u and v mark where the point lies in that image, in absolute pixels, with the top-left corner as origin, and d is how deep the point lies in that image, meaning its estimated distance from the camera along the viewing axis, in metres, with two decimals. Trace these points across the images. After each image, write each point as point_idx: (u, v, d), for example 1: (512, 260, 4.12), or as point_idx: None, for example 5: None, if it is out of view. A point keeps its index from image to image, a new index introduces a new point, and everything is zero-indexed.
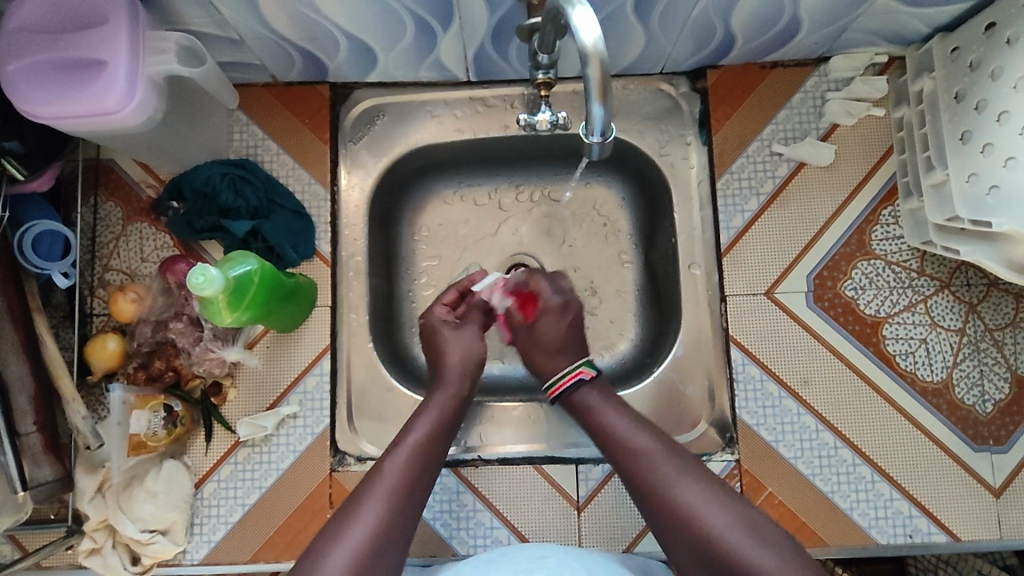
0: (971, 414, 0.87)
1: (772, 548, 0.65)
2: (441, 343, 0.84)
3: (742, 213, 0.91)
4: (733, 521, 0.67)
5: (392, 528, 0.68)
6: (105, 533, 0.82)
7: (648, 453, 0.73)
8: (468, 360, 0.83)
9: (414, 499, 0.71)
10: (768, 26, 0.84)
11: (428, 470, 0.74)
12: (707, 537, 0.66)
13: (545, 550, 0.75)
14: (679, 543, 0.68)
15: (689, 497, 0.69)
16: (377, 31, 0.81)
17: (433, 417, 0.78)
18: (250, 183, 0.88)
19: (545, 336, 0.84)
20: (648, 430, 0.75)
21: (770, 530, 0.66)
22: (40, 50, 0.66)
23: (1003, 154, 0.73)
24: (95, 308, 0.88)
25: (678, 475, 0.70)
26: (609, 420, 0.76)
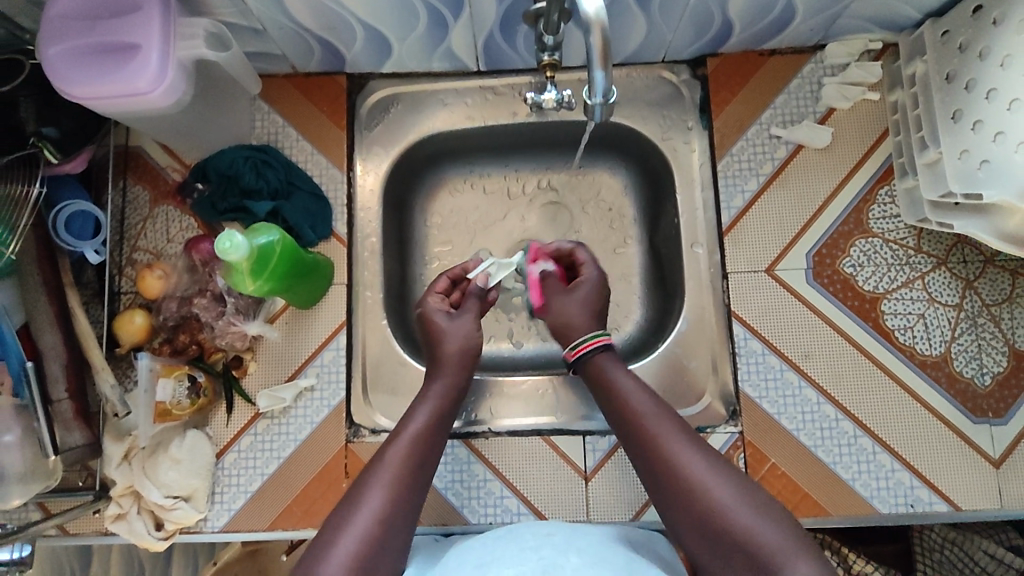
0: (969, 386, 0.89)
1: (770, 525, 0.66)
2: (442, 327, 0.85)
3: (742, 193, 0.94)
4: (738, 495, 0.68)
5: (399, 510, 0.70)
6: (131, 499, 0.86)
7: (654, 427, 0.74)
8: (466, 346, 0.84)
9: (417, 483, 0.73)
10: (765, 13, 0.88)
11: (431, 455, 0.76)
12: (712, 511, 0.67)
13: (551, 528, 0.76)
14: (683, 519, 0.69)
15: (696, 470, 0.70)
16: (392, 21, 0.85)
17: (434, 404, 0.79)
18: (272, 167, 0.92)
19: (579, 302, 0.86)
20: (656, 402, 0.77)
21: (770, 506, 0.68)
22: (80, 35, 0.71)
23: (992, 130, 0.76)
24: (124, 286, 0.92)
25: (684, 448, 0.72)
26: (621, 393, 0.78)
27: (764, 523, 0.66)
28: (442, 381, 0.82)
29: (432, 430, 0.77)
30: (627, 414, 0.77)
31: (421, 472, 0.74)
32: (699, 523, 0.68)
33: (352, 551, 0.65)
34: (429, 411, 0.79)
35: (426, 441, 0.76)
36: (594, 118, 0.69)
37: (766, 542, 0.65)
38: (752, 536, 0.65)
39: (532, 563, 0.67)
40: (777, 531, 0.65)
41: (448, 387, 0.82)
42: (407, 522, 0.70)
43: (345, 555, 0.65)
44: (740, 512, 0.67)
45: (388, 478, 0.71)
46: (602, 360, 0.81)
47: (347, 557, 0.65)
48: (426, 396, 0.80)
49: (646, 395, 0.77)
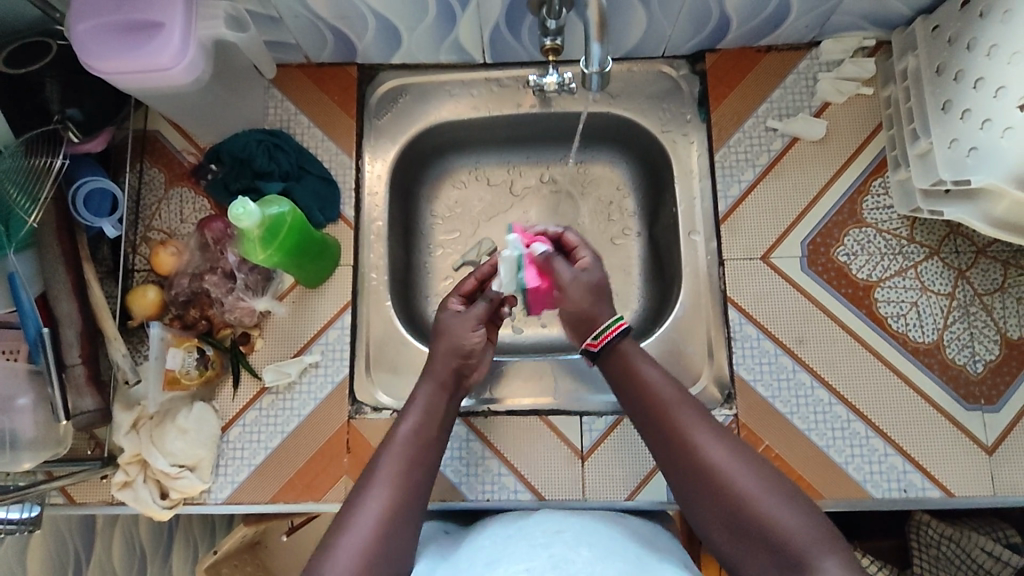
0: (962, 373, 0.90)
1: (795, 511, 0.67)
2: (441, 328, 0.85)
3: (739, 182, 0.96)
4: (759, 483, 0.69)
5: (403, 507, 0.71)
6: (137, 467, 0.88)
7: (677, 413, 0.74)
8: (454, 349, 0.83)
9: (419, 481, 0.74)
10: (761, 8, 0.91)
11: (430, 452, 0.77)
12: (735, 500, 0.68)
13: (560, 525, 0.77)
14: (706, 509, 0.70)
15: (719, 459, 0.70)
16: (403, 11, 0.89)
17: (431, 401, 0.80)
18: (283, 151, 0.96)
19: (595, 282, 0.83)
20: (678, 390, 0.76)
21: (793, 492, 0.69)
22: (107, 13, 0.75)
23: (980, 118, 0.78)
24: (138, 263, 0.96)
25: (707, 437, 0.72)
26: (645, 380, 0.77)
27: (787, 510, 0.67)
28: (434, 379, 0.82)
29: (425, 426, 0.78)
30: (648, 401, 0.76)
31: (423, 468, 0.75)
32: (722, 513, 0.69)
33: (361, 550, 0.67)
34: (423, 410, 0.79)
35: (424, 440, 0.77)
36: (591, 86, 0.75)
37: (790, 531, 0.65)
38: (776, 524, 0.66)
39: (542, 558, 0.68)
40: (799, 519, 0.66)
41: (441, 385, 0.82)
42: (410, 518, 0.71)
43: (355, 551, 0.66)
44: (763, 501, 0.67)
45: (391, 474, 0.73)
46: (626, 350, 0.80)
47: (356, 554, 0.66)
48: (417, 396, 0.81)
49: (670, 383, 0.77)
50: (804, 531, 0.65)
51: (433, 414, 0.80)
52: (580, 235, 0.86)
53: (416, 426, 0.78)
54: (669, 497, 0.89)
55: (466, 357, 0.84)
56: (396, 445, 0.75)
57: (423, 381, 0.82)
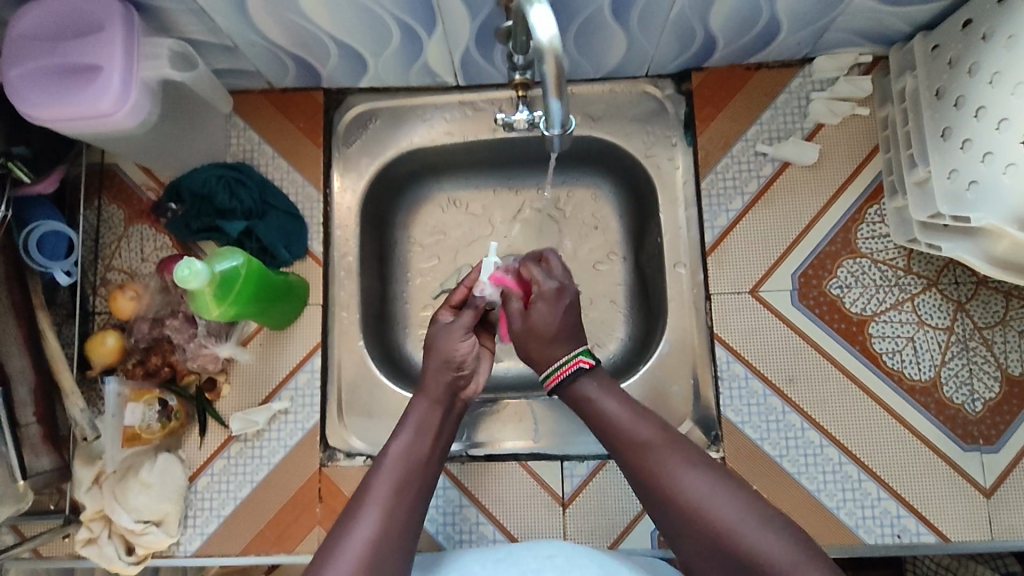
0: (959, 413, 0.86)
1: (778, 535, 0.63)
2: (432, 342, 0.79)
3: (726, 212, 0.92)
4: (738, 508, 0.65)
5: (395, 533, 0.67)
6: (101, 523, 0.85)
7: (647, 442, 0.71)
8: (446, 360, 0.78)
9: (415, 507, 0.70)
10: (748, 27, 0.85)
11: (423, 472, 0.73)
12: (713, 532, 0.64)
13: (552, 549, 0.75)
14: (687, 546, 0.66)
15: (694, 489, 0.66)
16: (365, 38, 0.83)
17: (421, 420, 0.76)
18: (245, 186, 0.91)
19: (539, 323, 0.78)
20: (647, 421, 0.72)
21: (776, 515, 0.65)
22: (40, 57, 0.70)
23: (981, 150, 0.73)
24: (97, 306, 0.91)
25: (679, 466, 0.68)
26: (608, 416, 0.73)
27: (770, 537, 0.63)
28: (428, 397, 0.77)
29: (417, 446, 0.74)
30: (618, 435, 0.72)
31: (415, 493, 0.71)
32: (701, 549, 0.65)
33: None
34: (417, 427, 0.75)
35: (416, 462, 0.73)
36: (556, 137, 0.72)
37: (771, 558, 0.61)
38: (756, 553, 0.62)
39: None
40: (782, 543, 0.62)
41: (436, 402, 0.77)
42: (403, 546, 0.67)
43: None
44: (741, 528, 0.63)
45: (381, 498, 0.69)
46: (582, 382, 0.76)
47: None
48: (411, 413, 0.77)
49: (635, 414, 0.73)
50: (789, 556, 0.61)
51: (429, 432, 0.75)
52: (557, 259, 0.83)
53: (409, 445, 0.74)
54: (652, 544, 0.86)
55: (458, 369, 0.78)
56: (386, 467, 0.72)
57: (417, 398, 0.78)
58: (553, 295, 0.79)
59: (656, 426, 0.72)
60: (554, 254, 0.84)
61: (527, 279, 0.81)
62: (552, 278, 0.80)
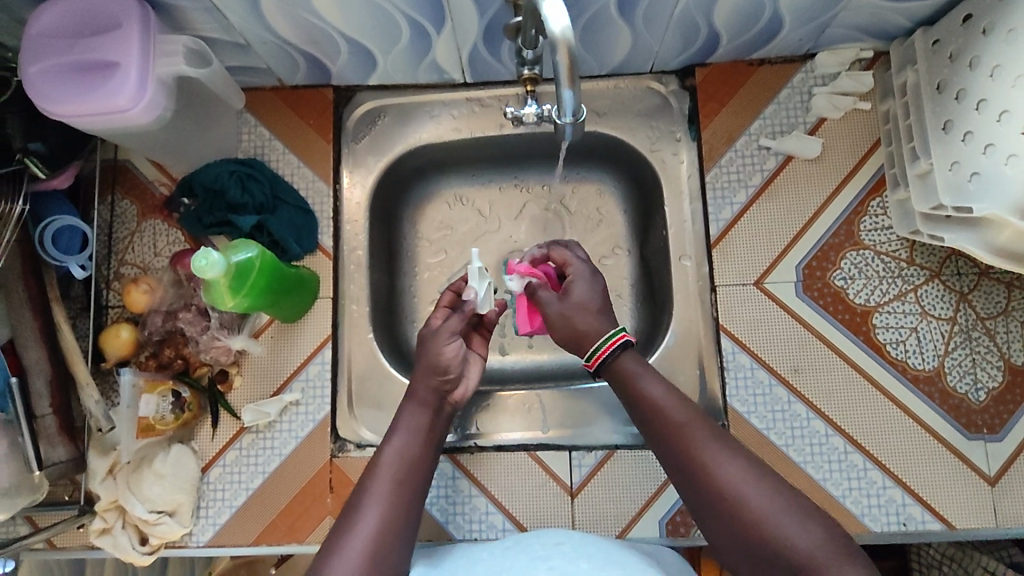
0: (964, 402, 0.87)
1: (812, 528, 0.63)
2: (422, 343, 0.80)
3: (731, 205, 0.93)
4: (774, 499, 0.65)
5: (395, 530, 0.68)
6: (116, 513, 0.86)
7: (686, 428, 0.70)
8: (432, 367, 0.78)
9: (414, 508, 0.71)
10: (751, 23, 0.87)
11: (418, 473, 0.73)
12: (749, 524, 0.64)
13: (559, 538, 0.75)
14: (720, 534, 0.66)
15: (731, 478, 0.66)
16: (375, 35, 0.85)
17: (414, 421, 0.76)
18: (257, 181, 0.92)
19: (582, 297, 0.80)
20: (687, 406, 0.72)
21: (809, 507, 0.65)
22: (59, 54, 0.71)
23: (983, 142, 0.74)
24: (111, 300, 0.93)
25: (717, 454, 0.68)
26: (650, 397, 0.73)
27: (804, 530, 0.63)
28: (419, 401, 0.77)
29: (412, 447, 0.74)
30: (657, 419, 0.72)
31: (413, 490, 0.72)
32: (736, 541, 0.65)
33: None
34: (410, 428, 0.75)
35: (412, 463, 0.73)
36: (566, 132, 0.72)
37: (805, 550, 0.62)
38: (793, 547, 0.62)
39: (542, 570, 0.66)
40: (817, 539, 0.62)
41: (424, 405, 0.77)
42: (404, 544, 0.68)
43: None
44: (777, 522, 0.63)
45: (382, 495, 0.70)
46: (624, 363, 0.76)
47: None
48: (402, 416, 0.77)
49: (678, 399, 0.72)
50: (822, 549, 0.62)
51: (422, 434, 0.75)
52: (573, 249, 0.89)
53: (404, 446, 0.74)
54: (660, 533, 0.87)
55: (444, 375, 0.78)
56: (383, 466, 0.72)
57: (407, 402, 0.78)
58: (585, 275, 0.83)
59: (694, 411, 0.72)
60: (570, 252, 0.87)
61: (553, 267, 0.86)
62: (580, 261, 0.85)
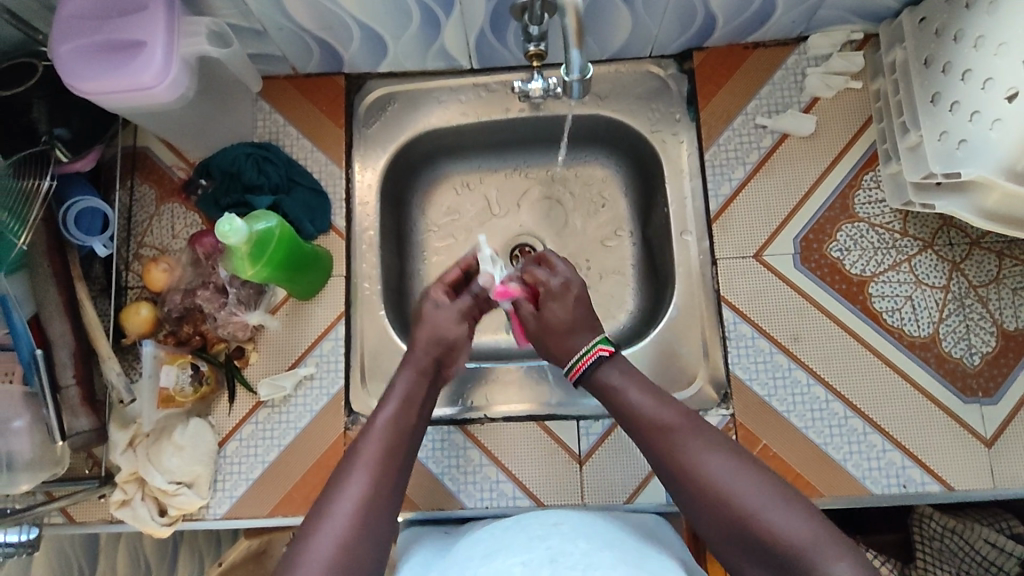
0: (959, 366, 0.90)
1: (797, 515, 0.66)
2: (423, 317, 0.83)
3: (730, 181, 0.96)
4: (757, 490, 0.68)
5: (382, 496, 0.70)
6: (135, 485, 0.88)
7: (668, 429, 0.74)
8: (436, 339, 0.82)
9: (398, 472, 0.73)
10: (745, 7, 0.91)
11: (405, 439, 0.76)
12: (733, 513, 0.68)
13: (559, 518, 0.76)
14: (710, 525, 0.69)
15: (715, 473, 0.70)
16: (386, 21, 0.89)
17: (406, 389, 0.79)
18: (272, 164, 0.96)
19: (553, 321, 0.82)
20: (669, 406, 0.76)
21: (791, 494, 0.68)
22: (90, 36, 0.76)
23: (969, 110, 0.78)
24: (130, 281, 0.95)
25: (701, 450, 0.71)
26: (631, 403, 0.77)
27: (789, 518, 0.66)
28: (414, 366, 0.80)
29: (403, 416, 0.77)
30: (641, 424, 0.76)
31: (401, 457, 0.74)
32: (723, 528, 0.68)
33: (336, 540, 0.66)
34: (403, 396, 0.78)
35: (401, 429, 0.76)
36: (572, 95, 0.75)
37: (791, 537, 0.65)
38: (779, 534, 0.65)
39: (538, 551, 0.68)
40: (805, 526, 0.65)
41: (422, 372, 0.81)
42: (387, 510, 0.70)
43: (332, 542, 0.66)
44: (759, 509, 0.67)
45: (370, 462, 0.72)
46: (604, 369, 0.79)
47: (333, 545, 0.66)
48: (397, 382, 0.80)
49: (658, 402, 0.76)
50: (807, 535, 0.65)
51: (410, 400, 0.78)
52: (556, 254, 0.87)
53: (396, 413, 0.77)
54: (668, 498, 0.89)
55: (448, 348, 0.82)
56: (373, 434, 0.74)
57: (404, 367, 0.81)
58: (562, 292, 0.83)
59: (677, 412, 0.75)
60: (553, 254, 0.87)
61: (532, 282, 0.85)
62: (557, 275, 0.84)
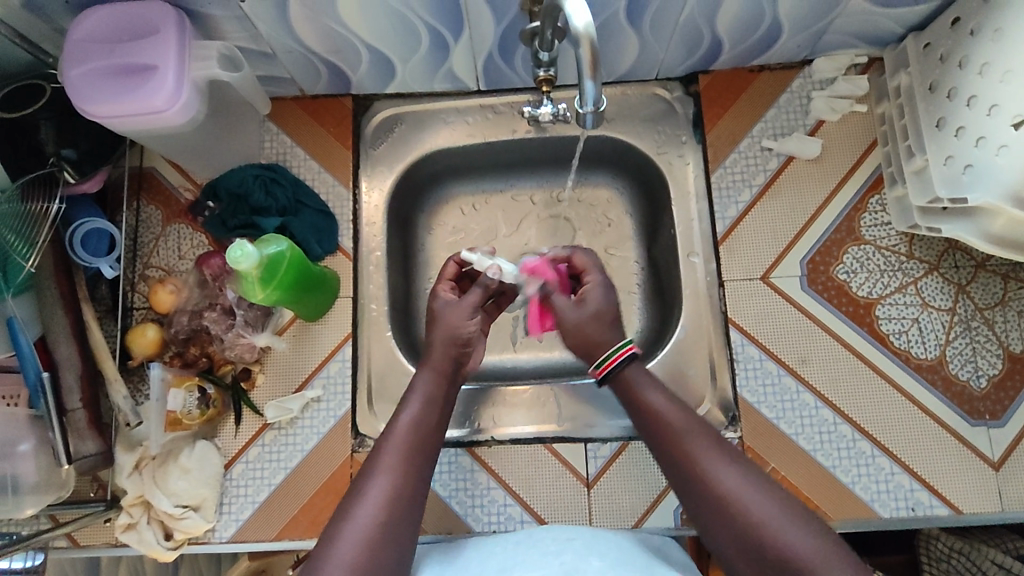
0: (966, 389, 0.90)
1: (804, 528, 0.65)
2: (436, 316, 0.82)
3: (736, 204, 0.97)
4: (765, 499, 0.67)
5: (406, 499, 0.70)
6: (141, 509, 0.87)
7: (682, 432, 0.73)
8: (453, 338, 0.80)
9: (422, 472, 0.73)
10: (752, 30, 0.91)
11: (428, 440, 0.75)
12: (740, 522, 0.67)
13: (573, 533, 0.76)
14: (717, 534, 0.68)
15: (724, 478, 0.69)
16: (396, 45, 0.89)
17: (428, 390, 0.79)
18: (280, 185, 0.96)
19: (594, 306, 0.81)
20: (685, 410, 0.75)
21: (800, 509, 0.67)
22: (102, 59, 0.76)
23: (974, 135, 0.78)
24: (136, 302, 0.95)
25: (712, 456, 0.71)
26: (647, 402, 0.76)
27: (797, 531, 0.65)
28: (431, 368, 0.80)
29: (425, 416, 0.77)
30: (655, 426, 0.75)
31: (423, 461, 0.74)
32: (726, 532, 0.67)
33: (360, 542, 0.66)
34: (423, 399, 0.78)
35: (424, 431, 0.76)
36: (584, 126, 0.75)
37: (797, 550, 0.64)
38: (786, 546, 0.64)
39: (554, 566, 0.68)
40: (811, 541, 0.64)
41: (440, 373, 0.80)
42: (411, 512, 0.70)
43: (356, 544, 0.65)
44: (767, 520, 0.66)
45: (394, 464, 0.71)
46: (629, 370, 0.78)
47: (357, 547, 0.65)
48: (415, 385, 0.79)
49: (677, 406, 0.75)
50: (814, 549, 0.64)
51: (434, 403, 0.78)
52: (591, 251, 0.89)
53: (416, 417, 0.76)
54: (676, 522, 0.88)
55: (463, 346, 0.80)
56: (395, 436, 0.74)
57: (422, 369, 0.80)
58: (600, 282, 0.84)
59: (691, 416, 0.75)
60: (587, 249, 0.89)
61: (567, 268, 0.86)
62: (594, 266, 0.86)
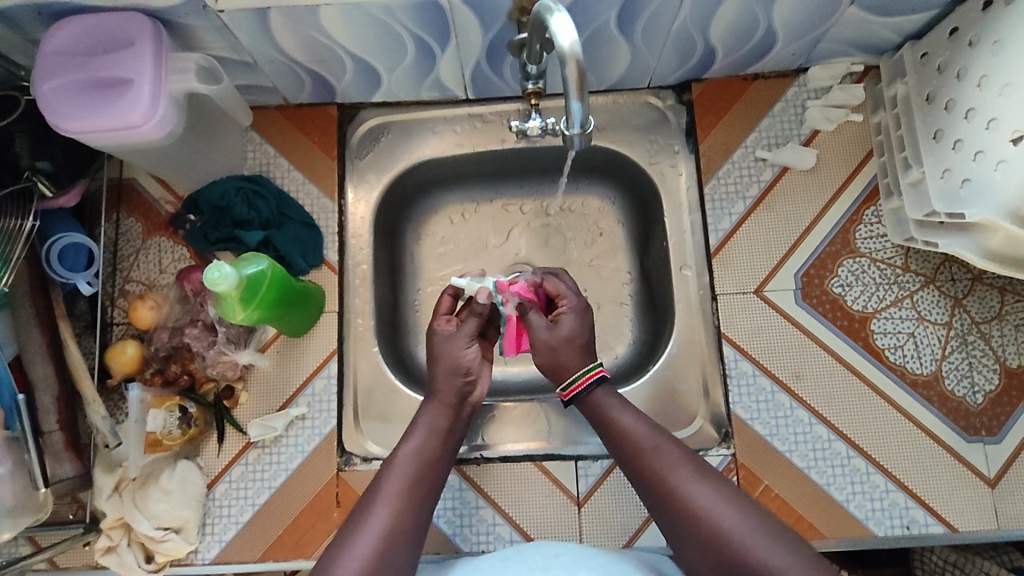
0: (962, 405, 0.88)
1: (787, 548, 0.63)
2: (435, 348, 0.81)
3: (730, 215, 0.95)
4: (746, 522, 0.65)
5: (405, 529, 0.68)
6: (121, 531, 0.86)
7: (660, 458, 0.72)
8: (454, 367, 0.79)
9: (423, 505, 0.71)
10: (746, 38, 0.89)
11: (431, 471, 0.74)
12: (722, 546, 0.65)
13: (560, 548, 0.74)
14: (701, 561, 0.66)
15: (703, 502, 0.67)
16: (381, 54, 0.87)
17: (433, 420, 0.77)
18: (262, 198, 0.93)
19: (567, 333, 0.80)
20: (661, 436, 0.74)
21: (784, 530, 0.65)
22: (75, 71, 0.74)
23: (972, 149, 0.77)
24: (116, 317, 0.93)
25: (690, 481, 0.69)
26: (623, 429, 0.75)
27: (780, 551, 0.63)
28: (439, 400, 0.78)
29: (430, 447, 0.75)
30: (632, 453, 0.74)
31: (425, 493, 0.72)
32: (709, 558, 0.65)
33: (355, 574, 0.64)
34: (428, 430, 0.76)
35: (428, 463, 0.74)
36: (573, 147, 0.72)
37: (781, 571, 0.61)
38: (769, 567, 0.62)
39: None
40: (794, 561, 0.62)
41: (446, 405, 0.78)
42: (410, 543, 0.68)
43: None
44: (748, 542, 0.64)
45: (393, 494, 0.70)
46: (598, 398, 0.78)
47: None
48: (421, 418, 0.78)
49: (650, 430, 0.74)
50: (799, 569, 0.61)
51: (439, 435, 0.76)
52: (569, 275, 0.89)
53: (420, 447, 0.74)
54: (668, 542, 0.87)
55: (465, 375, 0.79)
56: (398, 466, 0.72)
57: (428, 402, 0.79)
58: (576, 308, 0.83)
59: (668, 441, 0.73)
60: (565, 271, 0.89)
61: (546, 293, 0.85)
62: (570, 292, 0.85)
